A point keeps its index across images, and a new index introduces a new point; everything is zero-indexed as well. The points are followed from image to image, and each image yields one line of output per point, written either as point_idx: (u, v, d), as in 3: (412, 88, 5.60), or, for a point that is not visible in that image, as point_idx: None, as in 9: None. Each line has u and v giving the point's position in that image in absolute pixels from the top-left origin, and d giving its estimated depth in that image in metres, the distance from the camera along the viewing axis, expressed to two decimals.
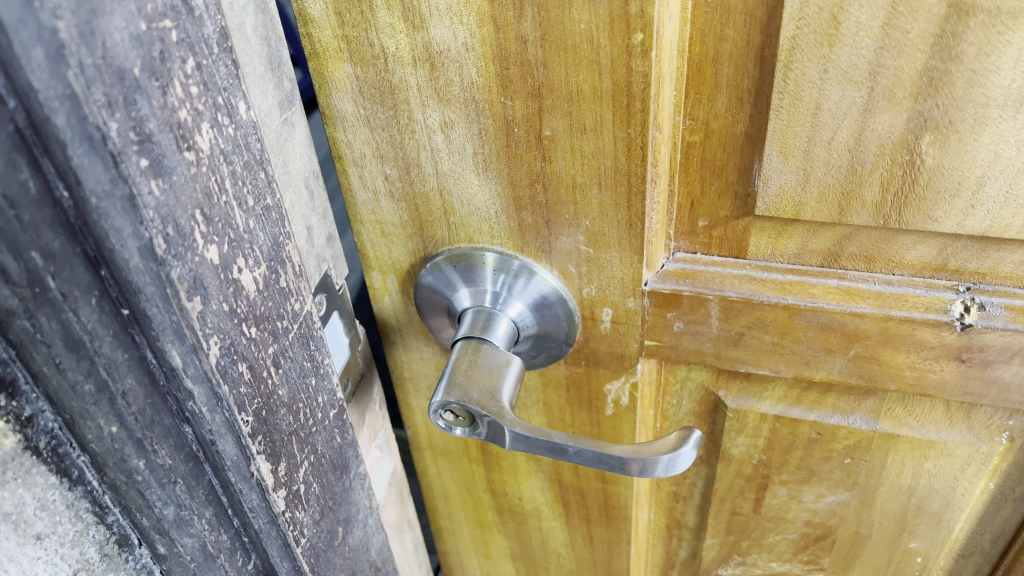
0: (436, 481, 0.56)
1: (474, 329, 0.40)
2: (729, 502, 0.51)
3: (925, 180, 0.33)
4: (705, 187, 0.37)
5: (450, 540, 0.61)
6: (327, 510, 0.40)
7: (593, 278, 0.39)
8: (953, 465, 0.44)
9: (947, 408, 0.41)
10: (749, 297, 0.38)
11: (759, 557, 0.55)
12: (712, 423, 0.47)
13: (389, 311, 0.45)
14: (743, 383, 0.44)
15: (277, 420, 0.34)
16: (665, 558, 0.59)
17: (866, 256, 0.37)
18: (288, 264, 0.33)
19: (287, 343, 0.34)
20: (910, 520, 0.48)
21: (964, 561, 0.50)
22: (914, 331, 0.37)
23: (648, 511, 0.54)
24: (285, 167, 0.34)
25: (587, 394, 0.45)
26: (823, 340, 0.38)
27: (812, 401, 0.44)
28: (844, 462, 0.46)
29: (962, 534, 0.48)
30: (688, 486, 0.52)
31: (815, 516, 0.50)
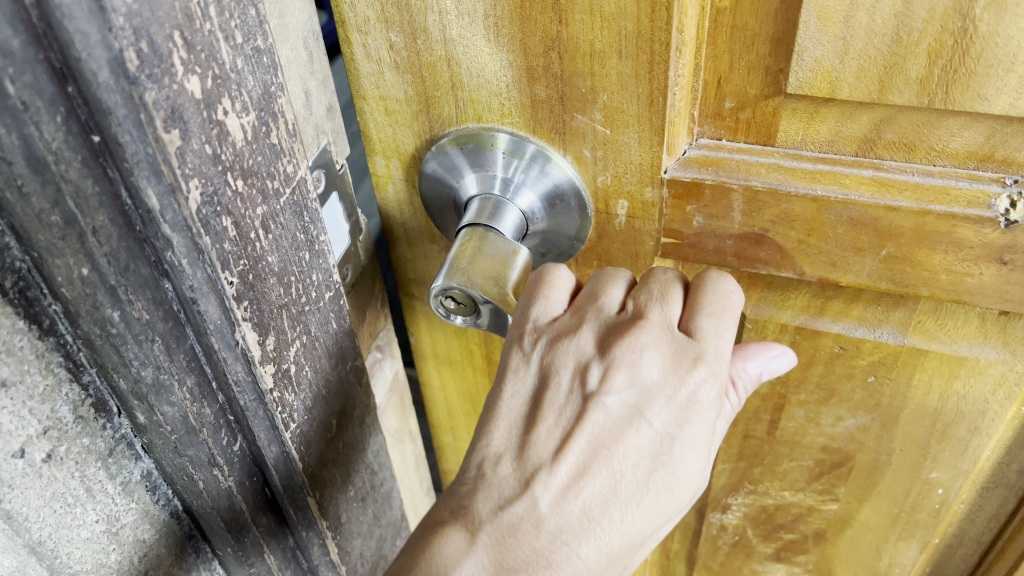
0: (439, 394, 0.54)
1: (480, 217, 0.37)
2: (743, 425, 0.49)
3: (976, 52, 0.30)
4: (733, 61, 0.34)
5: (453, 459, 0.60)
6: (320, 399, 0.39)
7: (609, 164, 0.36)
8: (985, 387, 0.41)
9: (982, 321, 0.39)
10: (775, 187, 0.35)
11: (770, 487, 0.53)
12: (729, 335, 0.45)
13: (392, 203, 0.43)
14: (764, 291, 0.42)
15: (266, 289, 0.32)
16: None
17: (905, 143, 0.34)
18: (281, 119, 0.31)
19: (278, 207, 0.32)
20: (934, 447, 0.46)
21: (987, 494, 0.48)
22: (953, 228, 0.34)
23: None
24: (281, 19, 0.32)
25: None
26: (853, 238, 0.36)
27: (837, 312, 0.41)
28: (867, 381, 0.43)
29: (988, 463, 0.46)
30: None
31: (832, 441, 0.48)
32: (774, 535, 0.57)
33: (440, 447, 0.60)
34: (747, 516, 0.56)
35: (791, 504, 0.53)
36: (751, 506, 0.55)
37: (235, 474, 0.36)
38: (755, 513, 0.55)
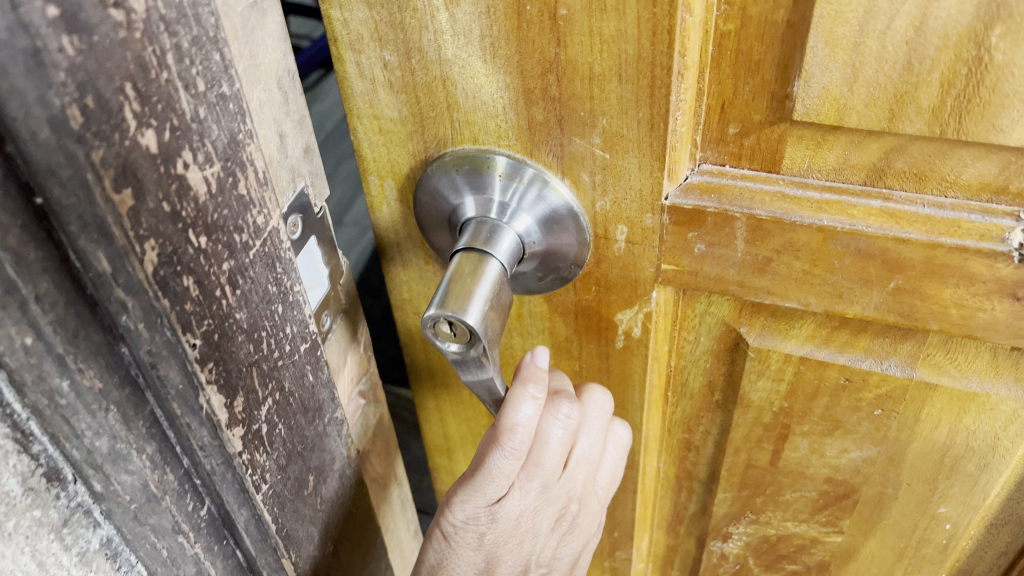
0: (435, 416, 0.53)
1: (476, 240, 0.36)
2: (745, 454, 0.48)
3: (992, 83, 0.28)
4: (738, 86, 0.32)
5: (447, 480, 0.59)
6: (295, 456, 0.38)
7: (608, 189, 0.35)
8: (997, 422, 0.40)
9: (994, 357, 0.37)
10: (780, 216, 0.34)
11: (773, 516, 0.52)
12: (731, 364, 0.43)
13: (387, 223, 0.42)
14: (768, 319, 0.40)
15: (234, 348, 0.31)
16: (674, 512, 0.56)
17: (916, 173, 0.32)
18: (248, 170, 0.30)
19: (247, 262, 0.31)
20: (942, 482, 0.44)
21: (996, 531, 0.47)
22: (965, 262, 0.33)
23: (657, 459, 0.50)
24: (252, 59, 0.32)
25: (597, 325, 0.42)
26: (859, 269, 0.34)
27: (844, 342, 0.40)
28: (874, 414, 0.42)
29: (997, 500, 0.45)
30: (701, 434, 0.49)
31: (838, 474, 0.46)
32: (777, 565, 0.55)
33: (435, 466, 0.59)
34: (749, 545, 0.54)
35: (795, 535, 0.52)
36: (752, 536, 0.53)
37: (202, 540, 0.34)
38: (757, 542, 0.54)
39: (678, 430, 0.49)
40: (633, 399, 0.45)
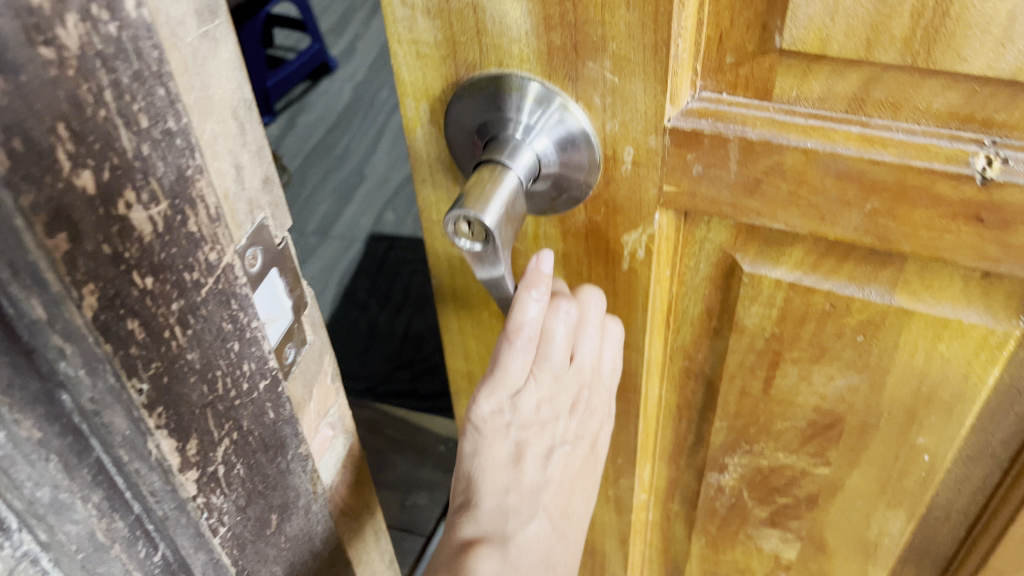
0: (457, 338, 0.58)
1: (499, 154, 0.40)
2: (739, 382, 0.52)
3: (956, 13, 0.32)
4: (734, 18, 0.36)
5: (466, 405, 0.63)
6: (254, 496, 0.39)
7: (616, 112, 0.39)
8: (967, 349, 0.44)
9: (964, 283, 0.41)
10: (769, 138, 0.38)
11: (765, 447, 0.55)
12: (727, 290, 0.48)
13: (421, 145, 0.46)
14: (761, 246, 0.44)
15: (184, 390, 0.32)
16: (675, 443, 0.60)
17: (892, 102, 0.36)
18: (200, 205, 0.30)
19: (200, 299, 0.32)
20: (920, 412, 0.48)
21: (972, 465, 0.50)
22: (933, 183, 0.36)
23: (658, 386, 0.55)
24: (203, 91, 0.32)
25: (605, 247, 0.46)
26: (839, 190, 0.38)
27: (829, 269, 0.44)
28: (857, 340, 0.46)
29: (971, 432, 0.48)
30: (700, 362, 0.53)
31: (824, 404, 0.50)
32: (770, 499, 0.59)
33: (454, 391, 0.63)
34: (743, 478, 0.58)
35: (785, 468, 0.56)
36: (746, 467, 0.57)
37: None
38: (750, 475, 0.58)
39: (677, 358, 0.53)
40: (637, 322, 0.49)
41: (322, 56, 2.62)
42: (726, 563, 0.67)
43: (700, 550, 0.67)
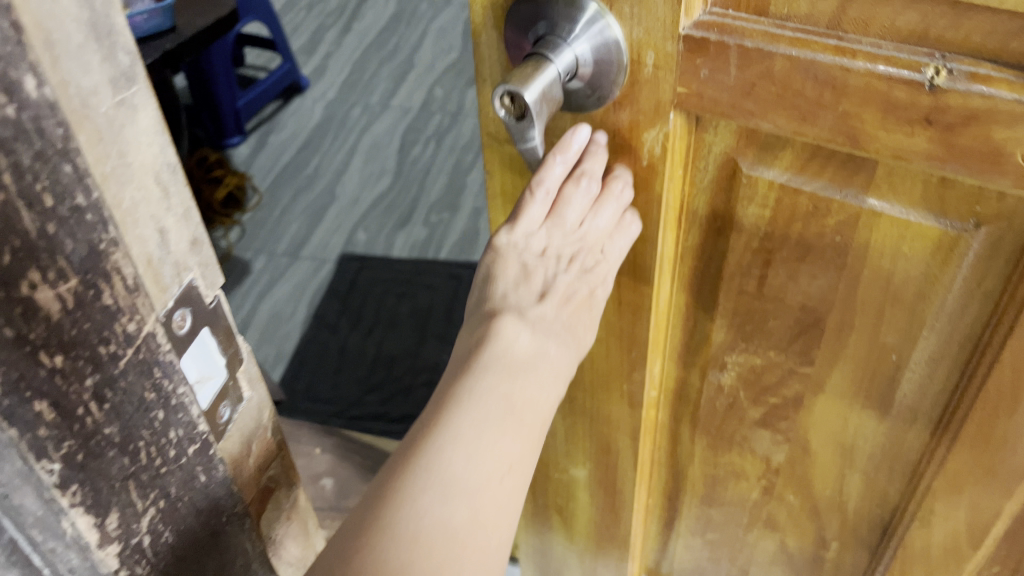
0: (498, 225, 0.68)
1: (545, 48, 0.49)
2: (737, 281, 0.60)
3: None
4: None
5: None
6: (160, 541, 0.49)
7: (641, 20, 0.48)
8: (927, 248, 0.51)
9: (925, 186, 0.49)
10: (762, 45, 0.46)
11: (759, 348, 0.64)
12: (728, 192, 0.56)
13: (482, 46, 0.56)
14: (757, 149, 0.53)
15: (100, 452, 0.42)
16: (681, 343, 0.69)
17: (864, 20, 0.44)
18: (113, 286, 0.40)
19: (123, 372, 0.42)
20: (890, 310, 0.56)
21: (937, 369, 0.57)
22: (893, 88, 0.44)
23: (667, 285, 0.63)
24: (121, 154, 0.42)
25: (626, 143, 0.55)
26: (819, 93, 0.46)
27: (814, 172, 0.52)
28: (836, 240, 0.54)
29: (933, 337, 0.56)
30: (707, 262, 0.61)
31: (807, 303, 0.59)
32: (763, 397, 0.68)
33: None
34: (738, 378, 0.67)
35: (776, 366, 0.64)
36: (742, 366, 0.66)
37: None
38: (745, 373, 0.66)
39: (686, 262, 0.62)
40: (649, 214, 0.57)
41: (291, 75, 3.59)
42: (724, 466, 0.77)
43: (702, 451, 0.77)
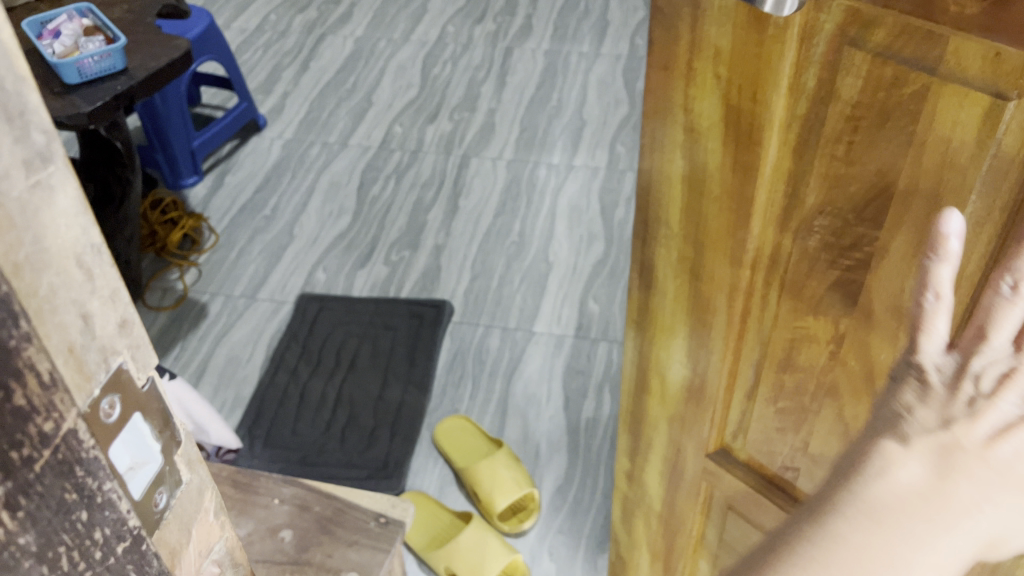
0: (653, 98, 1.14)
1: None
2: (830, 148, 0.98)
3: None
4: None
5: (655, 157, 1.18)
6: None
7: None
8: (982, 114, 0.82)
9: (984, 58, 0.79)
10: None
11: (839, 212, 1.02)
12: (830, 73, 0.93)
13: None
14: (860, 26, 0.87)
15: (15, 559, 0.48)
16: (781, 204, 1.08)
17: None
18: (30, 398, 0.47)
19: (40, 474, 0.48)
20: (949, 168, 0.88)
21: (981, 227, 0.89)
22: None
23: (773, 150, 1.03)
24: (35, 242, 0.50)
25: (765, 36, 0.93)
26: None
27: (903, 42, 0.85)
28: (910, 99, 0.87)
29: (986, 182, 0.86)
30: (814, 125, 0.98)
31: (878, 172, 0.95)
32: (844, 256, 1.06)
33: (702, 147, 1.11)
34: (827, 241, 1.06)
35: (853, 226, 1.02)
36: (825, 226, 1.05)
37: None
38: (833, 237, 1.05)
39: (802, 120, 0.99)
40: (774, 84, 0.96)
41: (250, 115, 4.62)
42: (801, 330, 1.17)
43: (785, 311, 1.17)
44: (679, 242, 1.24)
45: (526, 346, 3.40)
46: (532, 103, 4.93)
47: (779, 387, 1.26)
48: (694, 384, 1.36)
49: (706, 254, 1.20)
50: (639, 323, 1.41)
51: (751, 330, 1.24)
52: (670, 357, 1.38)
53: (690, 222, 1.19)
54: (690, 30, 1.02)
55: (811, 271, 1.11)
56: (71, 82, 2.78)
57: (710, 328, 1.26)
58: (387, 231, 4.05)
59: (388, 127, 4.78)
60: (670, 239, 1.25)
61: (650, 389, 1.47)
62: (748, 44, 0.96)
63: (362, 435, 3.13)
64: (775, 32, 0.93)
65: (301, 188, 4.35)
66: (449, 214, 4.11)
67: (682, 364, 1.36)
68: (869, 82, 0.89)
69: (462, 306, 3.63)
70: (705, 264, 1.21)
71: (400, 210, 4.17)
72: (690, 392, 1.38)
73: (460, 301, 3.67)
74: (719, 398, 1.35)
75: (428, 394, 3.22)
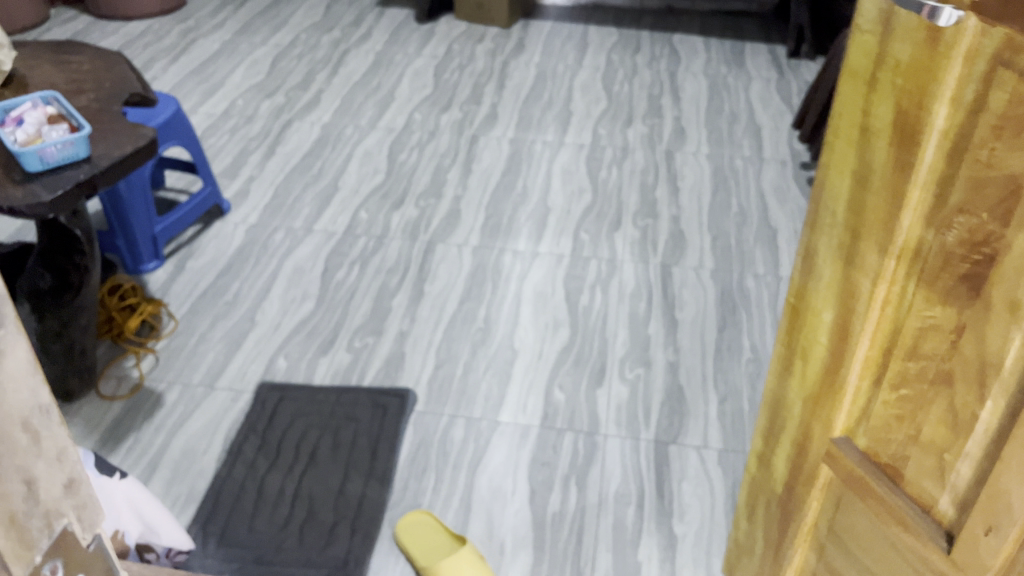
0: (848, 100, 1.51)
1: None
2: (974, 151, 1.26)
3: None
4: None
5: (841, 146, 1.57)
6: None
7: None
8: None
9: None
10: None
11: (976, 210, 1.29)
12: (983, 90, 1.21)
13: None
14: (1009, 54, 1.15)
15: None
16: (930, 200, 1.37)
17: None
18: None
19: None
20: None
21: None
22: None
23: (929, 151, 1.34)
24: None
25: (933, 52, 1.26)
26: None
27: None
28: None
29: None
30: (965, 133, 1.27)
31: (1015, 174, 1.21)
32: (974, 252, 1.32)
33: (875, 144, 1.45)
34: (961, 238, 1.33)
35: (984, 226, 1.28)
36: (964, 220, 1.31)
37: None
38: (965, 235, 1.32)
39: (957, 129, 1.28)
40: (938, 92, 1.27)
41: (213, 198, 4.75)
42: (932, 318, 1.44)
43: (924, 295, 1.45)
44: (845, 230, 1.60)
45: (490, 437, 3.32)
46: (497, 190, 5.07)
47: (905, 373, 1.55)
48: (833, 359, 1.72)
49: (860, 243, 1.55)
50: (800, 307, 1.83)
51: (895, 311, 1.54)
52: (817, 338, 1.77)
53: (853, 213, 1.56)
54: (878, 47, 1.39)
55: (947, 263, 1.37)
56: (31, 170, 2.71)
57: (855, 307, 1.61)
58: (351, 317, 3.99)
59: (354, 213, 4.82)
60: (833, 226, 1.65)
61: (794, 370, 1.91)
62: (922, 57, 1.29)
63: (321, 532, 2.94)
64: (946, 47, 1.24)
65: (264, 274, 4.30)
66: (414, 300, 4.04)
67: (827, 342, 1.74)
68: (1014, 94, 1.17)
69: (426, 394, 3.53)
70: (858, 251, 1.56)
71: (364, 295, 4.11)
72: (826, 368, 1.76)
73: (424, 389, 3.57)
74: (850, 381, 1.68)
75: (390, 488, 3.09)
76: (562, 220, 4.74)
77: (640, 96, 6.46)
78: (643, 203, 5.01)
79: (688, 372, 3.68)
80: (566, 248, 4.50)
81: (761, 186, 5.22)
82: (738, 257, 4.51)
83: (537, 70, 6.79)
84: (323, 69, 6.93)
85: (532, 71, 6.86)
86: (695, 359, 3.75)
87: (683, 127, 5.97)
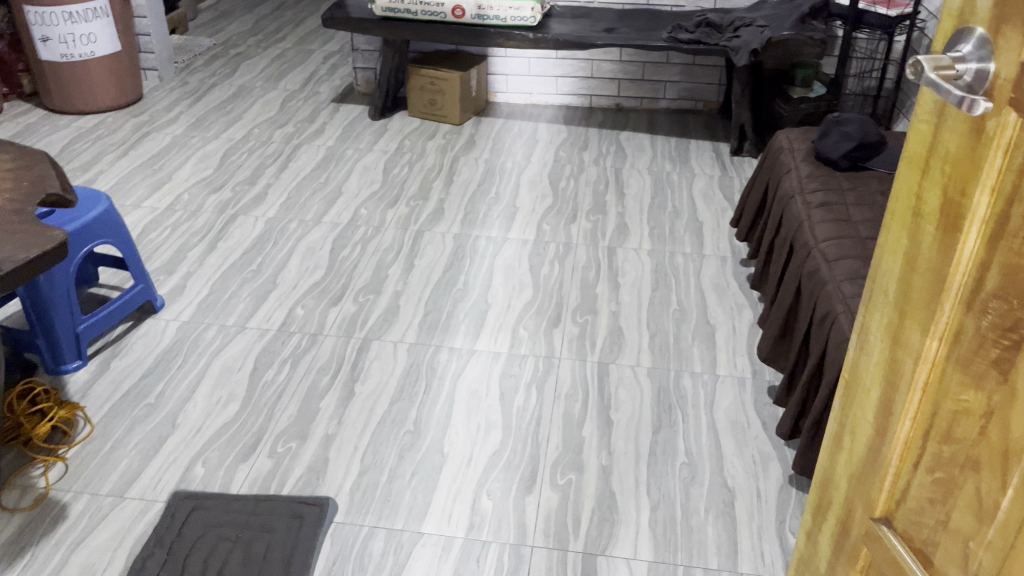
0: (903, 186, 1.72)
1: None
2: (1009, 237, 1.45)
3: None
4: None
5: (892, 229, 1.76)
6: None
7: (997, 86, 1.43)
8: None
9: None
10: None
11: (1006, 293, 1.46)
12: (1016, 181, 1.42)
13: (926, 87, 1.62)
14: None
15: None
16: (967, 285, 1.55)
17: None
18: None
19: None
20: None
21: None
22: None
23: (970, 238, 1.53)
24: None
25: (976, 144, 1.49)
26: None
27: None
28: None
29: None
30: (1001, 222, 1.46)
31: None
32: (1004, 337, 1.48)
33: (924, 228, 1.65)
34: (995, 322, 1.49)
35: (1015, 312, 1.45)
36: (999, 302, 1.48)
37: None
38: (999, 319, 1.49)
39: (996, 216, 1.47)
40: (978, 181, 1.49)
41: (148, 295, 4.55)
42: (965, 401, 1.58)
43: (957, 376, 1.60)
44: (891, 310, 1.76)
45: (411, 551, 3.23)
46: (438, 286, 4.88)
47: (938, 457, 1.66)
48: (875, 438, 1.83)
49: (906, 323, 1.71)
50: (849, 385, 1.95)
51: (932, 391, 1.67)
52: (861, 414, 1.89)
53: (900, 294, 1.73)
54: (931, 138, 1.61)
55: (981, 345, 1.53)
56: None
57: (897, 386, 1.74)
58: (275, 420, 3.85)
59: (289, 308, 4.66)
60: (882, 306, 1.81)
61: (839, 451, 2.01)
62: (967, 150, 1.51)
63: None
64: (987, 138, 1.46)
65: (189, 374, 4.15)
66: (343, 401, 3.96)
67: (870, 419, 1.86)
68: None
69: (347, 503, 3.43)
70: (903, 330, 1.72)
71: (291, 397, 3.99)
72: (869, 449, 1.86)
73: (345, 498, 3.46)
74: (891, 461, 1.79)
75: None
76: (501, 315, 4.63)
77: (587, 189, 6.18)
78: (583, 299, 4.79)
79: (622, 476, 3.57)
80: (504, 345, 4.36)
81: (700, 283, 4.98)
82: (674, 356, 4.32)
83: (485, 167, 6.47)
84: (273, 162, 6.54)
85: (482, 167, 6.47)
86: (629, 463, 3.64)
87: (627, 223, 5.67)
